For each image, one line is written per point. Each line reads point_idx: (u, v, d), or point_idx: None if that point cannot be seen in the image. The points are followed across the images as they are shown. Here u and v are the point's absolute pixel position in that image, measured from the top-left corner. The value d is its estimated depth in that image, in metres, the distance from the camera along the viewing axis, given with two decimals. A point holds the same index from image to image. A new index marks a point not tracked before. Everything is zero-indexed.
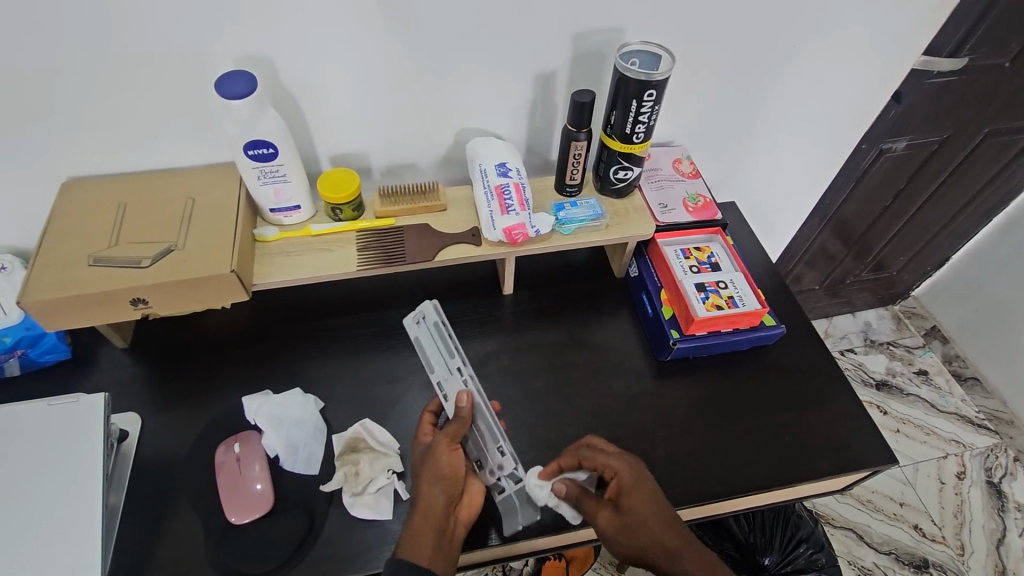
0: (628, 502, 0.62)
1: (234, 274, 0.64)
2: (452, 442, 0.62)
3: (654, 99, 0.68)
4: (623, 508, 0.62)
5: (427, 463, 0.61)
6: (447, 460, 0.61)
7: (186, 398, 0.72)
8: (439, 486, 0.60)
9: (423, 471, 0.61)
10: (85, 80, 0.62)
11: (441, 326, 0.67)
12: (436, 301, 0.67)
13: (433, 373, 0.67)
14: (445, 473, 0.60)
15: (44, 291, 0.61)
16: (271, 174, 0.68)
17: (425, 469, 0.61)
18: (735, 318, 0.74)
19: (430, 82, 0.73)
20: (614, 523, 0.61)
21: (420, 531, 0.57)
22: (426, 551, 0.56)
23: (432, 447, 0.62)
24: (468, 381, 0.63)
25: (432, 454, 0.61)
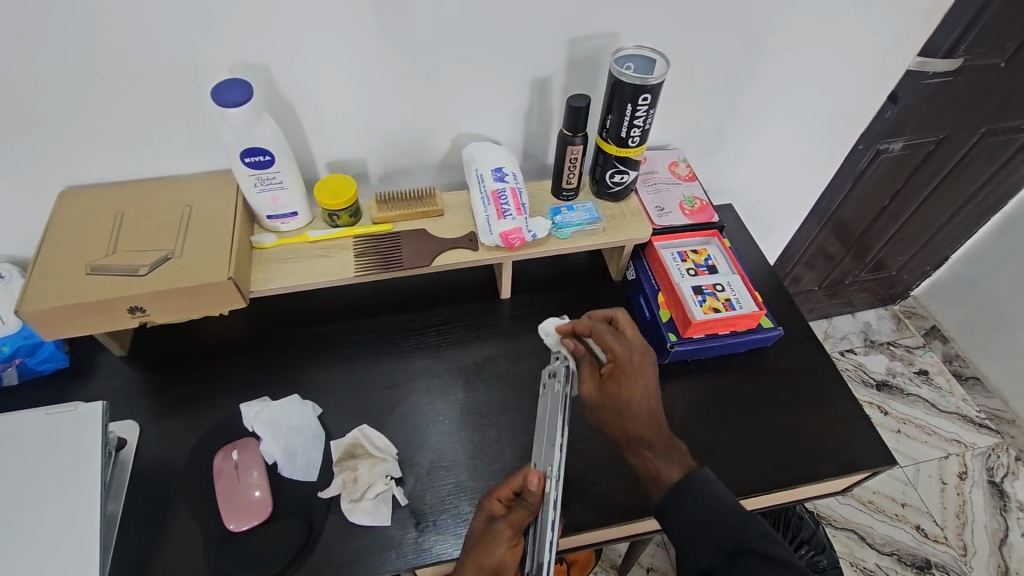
0: (618, 378, 0.65)
1: (232, 281, 0.64)
2: (513, 535, 0.57)
3: (649, 103, 0.68)
4: (613, 382, 0.65)
5: (482, 544, 0.57)
6: (499, 552, 0.56)
7: (185, 406, 0.72)
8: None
9: (475, 552, 0.57)
10: (79, 90, 0.63)
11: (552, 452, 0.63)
12: (364, 426, 0.69)
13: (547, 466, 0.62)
14: (494, 566, 0.56)
15: (41, 299, 0.60)
16: (269, 181, 0.69)
17: (477, 551, 0.57)
18: (732, 320, 0.74)
19: (426, 86, 0.73)
20: (600, 397, 0.66)
21: None
22: None
23: (491, 529, 0.57)
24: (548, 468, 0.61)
25: (490, 540, 0.57)
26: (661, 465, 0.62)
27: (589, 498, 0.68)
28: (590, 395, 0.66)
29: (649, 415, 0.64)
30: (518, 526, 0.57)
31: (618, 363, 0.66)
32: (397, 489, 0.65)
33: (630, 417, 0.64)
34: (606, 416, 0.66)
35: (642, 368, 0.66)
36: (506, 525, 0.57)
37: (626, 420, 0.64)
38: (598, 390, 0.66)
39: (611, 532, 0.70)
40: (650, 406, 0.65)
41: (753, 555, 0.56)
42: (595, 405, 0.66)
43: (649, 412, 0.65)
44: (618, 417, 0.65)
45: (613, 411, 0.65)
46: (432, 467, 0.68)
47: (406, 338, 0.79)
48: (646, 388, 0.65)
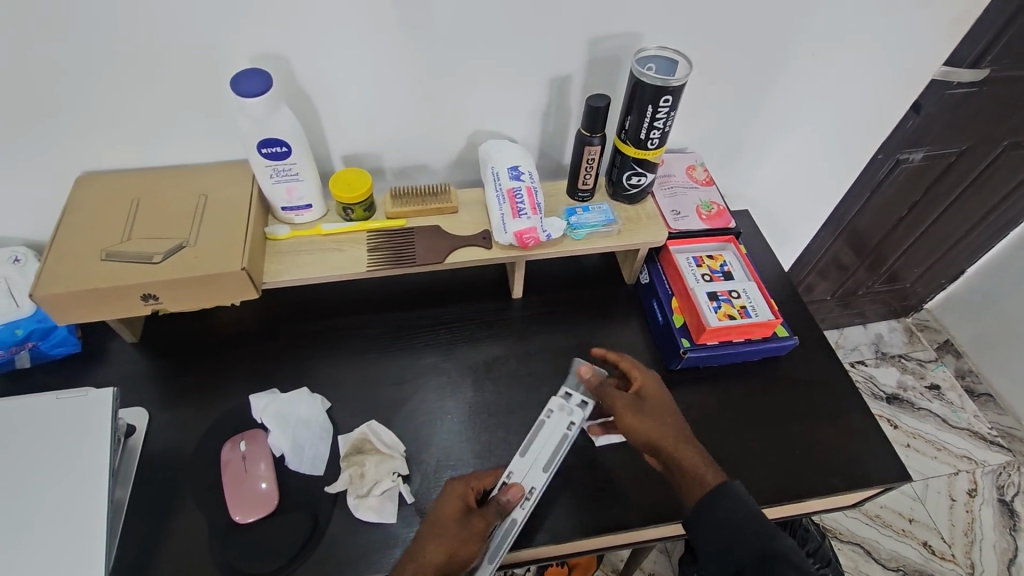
0: (653, 397, 0.67)
1: (244, 272, 0.63)
2: (482, 531, 0.59)
3: (670, 105, 0.67)
4: (644, 398, 0.66)
5: (457, 530, 0.58)
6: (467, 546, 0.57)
7: (194, 395, 0.72)
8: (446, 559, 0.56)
9: (445, 532, 0.58)
10: (99, 76, 0.63)
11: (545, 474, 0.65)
12: (372, 422, 0.69)
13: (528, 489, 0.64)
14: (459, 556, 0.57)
15: (55, 284, 0.60)
16: (284, 172, 0.68)
17: (448, 532, 0.58)
18: (746, 328, 0.73)
19: (444, 82, 0.73)
20: (638, 415, 0.64)
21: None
22: None
23: (467, 519, 0.59)
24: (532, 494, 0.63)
25: (464, 528, 0.58)
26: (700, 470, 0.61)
27: (596, 503, 0.67)
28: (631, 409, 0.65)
29: (681, 427, 0.65)
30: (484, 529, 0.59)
31: (645, 383, 0.68)
32: (405, 487, 0.65)
33: (671, 433, 0.63)
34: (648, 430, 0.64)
35: (667, 391, 0.68)
36: (479, 520, 0.59)
37: (667, 436, 0.63)
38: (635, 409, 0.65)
39: (616, 538, 0.69)
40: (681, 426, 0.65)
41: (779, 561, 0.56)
42: (632, 419, 0.64)
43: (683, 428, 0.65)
44: (651, 421, 0.64)
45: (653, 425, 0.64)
46: (439, 466, 0.67)
47: (416, 335, 0.78)
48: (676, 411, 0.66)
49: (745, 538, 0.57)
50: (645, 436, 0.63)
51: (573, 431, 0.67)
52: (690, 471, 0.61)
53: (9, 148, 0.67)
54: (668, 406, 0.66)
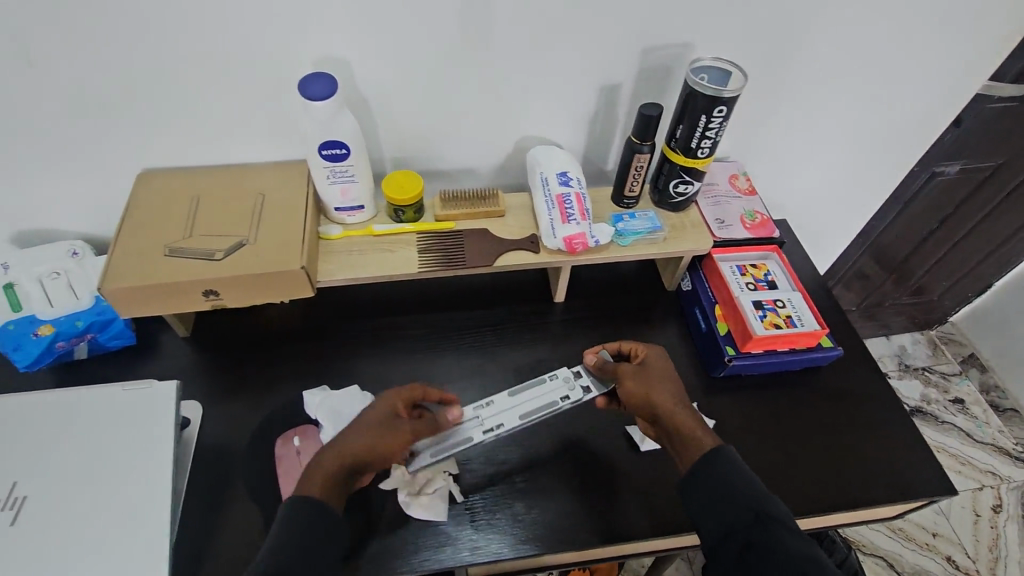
0: (656, 369, 0.68)
1: (303, 270, 0.65)
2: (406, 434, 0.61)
3: (723, 115, 0.68)
4: (647, 364, 0.68)
5: (382, 425, 0.60)
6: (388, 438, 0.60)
7: (246, 390, 0.73)
8: (367, 448, 0.58)
9: (374, 427, 0.60)
10: (167, 76, 0.65)
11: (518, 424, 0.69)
12: None
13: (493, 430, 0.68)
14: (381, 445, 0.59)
15: (122, 278, 0.62)
16: (341, 174, 0.70)
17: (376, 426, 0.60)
18: (792, 337, 0.73)
19: (496, 88, 0.74)
20: (642, 380, 0.66)
21: (325, 472, 0.56)
22: (318, 486, 0.55)
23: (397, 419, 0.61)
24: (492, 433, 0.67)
25: (389, 424, 0.60)
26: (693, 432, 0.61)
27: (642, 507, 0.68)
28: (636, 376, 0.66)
29: (680, 396, 0.65)
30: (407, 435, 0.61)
31: (650, 354, 0.69)
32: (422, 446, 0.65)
33: (671, 398, 0.64)
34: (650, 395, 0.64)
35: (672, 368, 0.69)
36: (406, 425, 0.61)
37: (666, 400, 0.64)
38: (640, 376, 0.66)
39: (661, 542, 0.70)
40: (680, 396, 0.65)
41: (778, 523, 0.53)
42: (636, 386, 0.66)
43: (682, 397, 0.65)
44: (652, 383, 0.65)
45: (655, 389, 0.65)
46: (487, 466, 0.68)
47: (460, 337, 0.79)
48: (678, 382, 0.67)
49: (740, 499, 0.55)
50: (644, 398, 0.65)
51: (567, 402, 0.71)
52: (691, 437, 0.61)
53: (76, 143, 0.69)
54: (669, 378, 0.67)
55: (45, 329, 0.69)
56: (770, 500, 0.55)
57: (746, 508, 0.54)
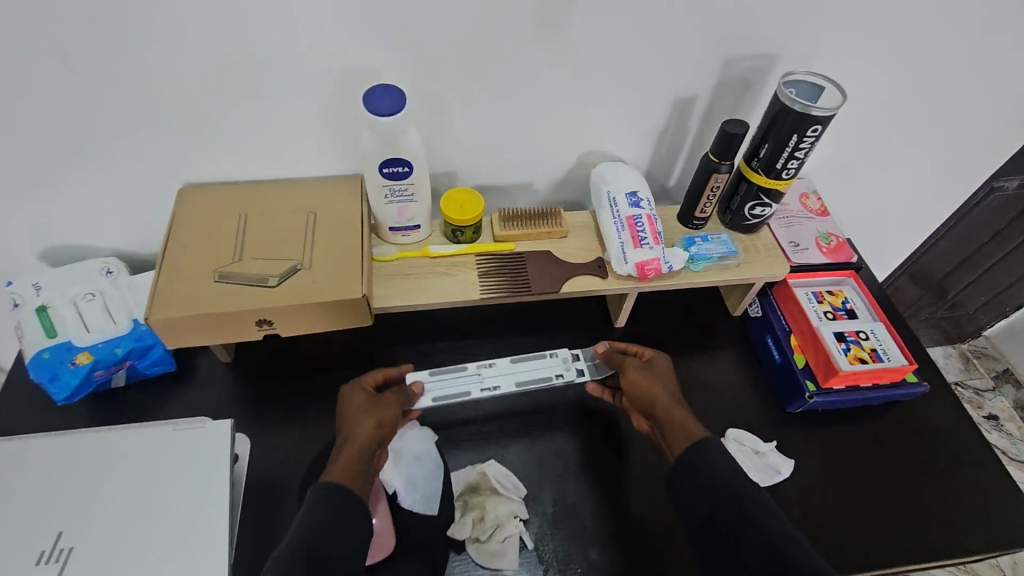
0: (652, 365, 0.66)
1: (364, 298, 0.60)
2: (397, 405, 0.60)
3: (817, 134, 0.63)
4: (649, 362, 0.67)
5: (373, 401, 0.59)
6: (385, 410, 0.58)
7: (294, 422, 0.69)
8: (372, 422, 0.56)
9: (362, 407, 0.57)
10: (218, 85, 0.60)
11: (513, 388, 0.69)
12: (492, 461, 0.66)
13: (488, 390, 0.69)
14: (383, 416, 0.57)
15: (169, 306, 0.57)
16: (399, 192, 0.65)
17: (364, 405, 0.57)
18: (878, 373, 0.68)
19: (563, 100, 0.69)
20: (638, 369, 0.64)
21: (346, 457, 0.53)
22: (344, 469, 0.52)
23: (377, 394, 0.60)
24: (487, 391, 0.69)
25: (378, 399, 0.59)
26: (679, 424, 0.59)
27: None
28: (635, 368, 0.64)
29: (672, 390, 0.64)
30: (397, 408, 0.59)
31: (657, 358, 0.67)
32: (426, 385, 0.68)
33: (662, 390, 0.62)
34: (642, 385, 0.63)
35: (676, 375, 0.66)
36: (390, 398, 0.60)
37: (658, 391, 0.62)
38: (637, 367, 0.65)
39: None
40: (672, 389, 0.64)
41: (757, 507, 0.50)
42: (632, 376, 0.64)
43: (676, 393, 0.63)
44: (648, 377, 0.63)
45: (652, 383, 0.63)
46: (557, 507, 0.65)
47: None
48: (670, 375, 0.65)
49: (719, 486, 0.52)
50: (648, 394, 0.62)
51: (561, 381, 0.71)
52: (679, 426, 0.59)
53: (118, 154, 0.65)
54: (661, 370, 0.65)
55: (82, 358, 0.64)
56: (751, 486, 0.52)
57: (726, 496, 0.52)
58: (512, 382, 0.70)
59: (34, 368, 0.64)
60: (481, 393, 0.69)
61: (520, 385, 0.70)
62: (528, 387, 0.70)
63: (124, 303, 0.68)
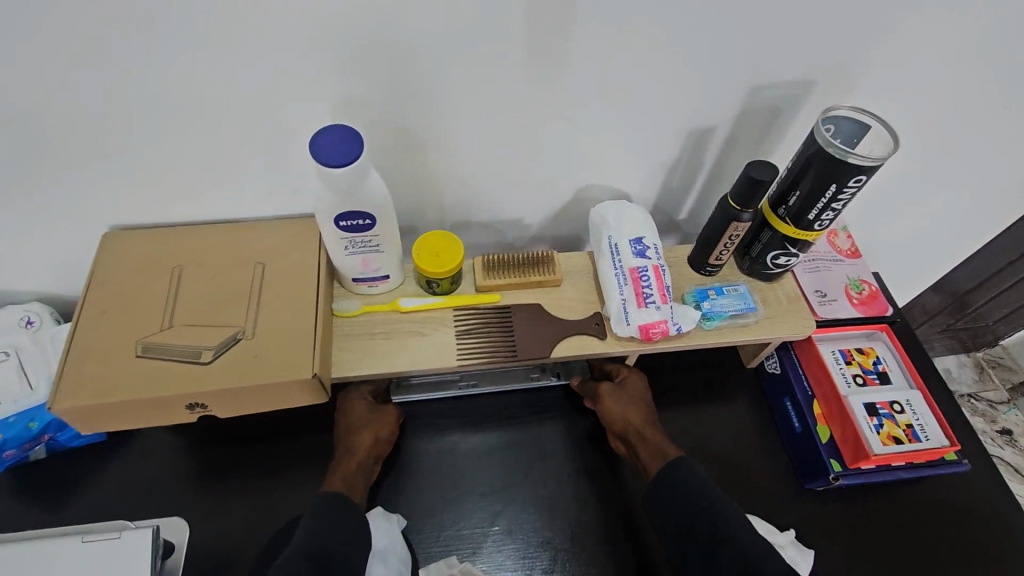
0: (625, 386, 0.65)
1: (315, 379, 0.51)
2: (394, 419, 0.64)
3: (860, 185, 0.52)
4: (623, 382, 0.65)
5: (372, 414, 0.62)
6: (383, 422, 0.63)
7: (246, 499, 0.61)
8: (371, 433, 0.61)
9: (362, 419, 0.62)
10: (138, 119, 0.49)
11: (494, 386, 0.68)
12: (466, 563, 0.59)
13: (470, 387, 0.68)
14: (381, 430, 0.62)
15: (83, 390, 0.48)
16: (362, 244, 0.55)
17: (363, 418, 0.62)
18: (914, 455, 0.60)
19: (558, 131, 0.58)
20: (614, 393, 0.64)
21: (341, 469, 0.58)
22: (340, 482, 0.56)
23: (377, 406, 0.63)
24: (469, 388, 0.67)
25: (377, 411, 0.63)
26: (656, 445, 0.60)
27: None
28: (609, 393, 0.64)
29: (649, 409, 0.64)
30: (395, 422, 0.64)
31: (629, 376, 0.66)
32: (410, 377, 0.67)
33: (639, 414, 0.63)
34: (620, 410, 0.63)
35: (649, 394, 0.66)
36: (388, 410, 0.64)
37: (636, 416, 0.62)
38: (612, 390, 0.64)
39: None
40: (649, 407, 0.64)
41: (728, 520, 0.51)
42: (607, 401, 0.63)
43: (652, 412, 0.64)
44: (624, 401, 0.63)
45: (629, 408, 0.63)
46: None
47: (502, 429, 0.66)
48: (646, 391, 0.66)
49: (692, 500, 0.54)
50: (622, 419, 0.62)
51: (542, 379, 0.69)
52: (655, 449, 0.60)
53: (28, 194, 0.54)
54: (635, 388, 0.65)
55: None
56: (724, 501, 0.53)
57: (700, 515, 0.52)
58: (494, 380, 0.68)
59: None
60: (463, 390, 0.67)
61: (502, 382, 0.68)
62: (510, 385, 0.68)
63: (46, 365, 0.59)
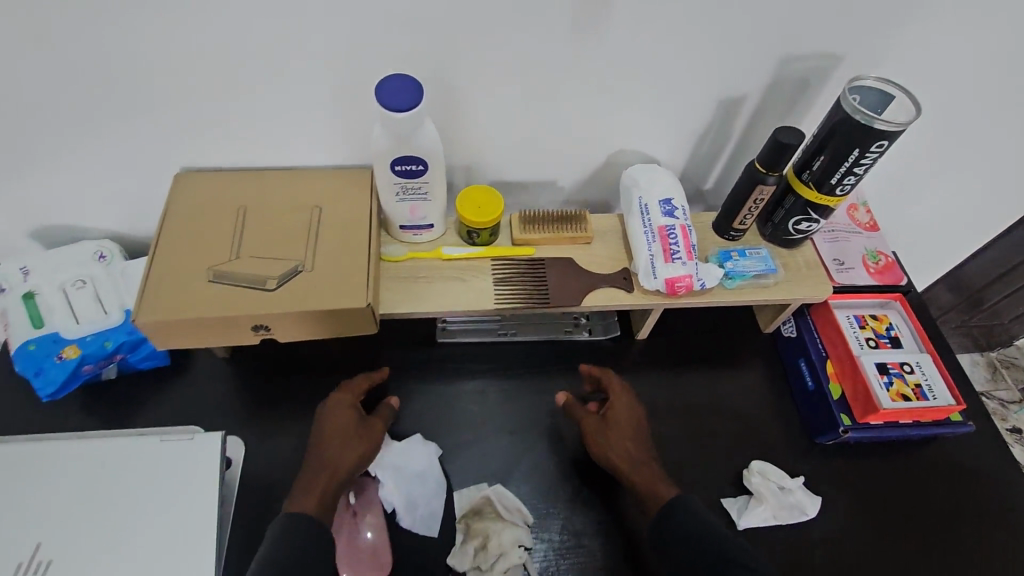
0: (613, 418, 0.63)
1: (369, 308, 0.55)
2: (378, 431, 0.61)
3: (882, 150, 0.56)
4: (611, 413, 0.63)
5: (355, 425, 0.60)
6: (367, 433, 0.60)
7: (293, 426, 0.66)
8: (353, 447, 0.58)
9: (341, 429, 0.59)
10: (218, 66, 0.54)
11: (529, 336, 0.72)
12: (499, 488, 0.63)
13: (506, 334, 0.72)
14: (364, 443, 0.59)
15: (161, 308, 0.53)
16: (413, 191, 0.59)
17: (344, 427, 0.59)
18: (922, 412, 0.63)
19: (596, 97, 0.62)
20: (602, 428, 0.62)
21: (312, 486, 0.55)
22: (312, 501, 0.54)
23: (359, 416, 0.61)
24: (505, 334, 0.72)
25: (360, 422, 0.60)
26: (647, 487, 0.58)
27: None
28: (596, 429, 0.62)
29: (641, 441, 0.62)
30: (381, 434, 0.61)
31: (621, 406, 0.64)
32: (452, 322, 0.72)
33: (629, 452, 0.61)
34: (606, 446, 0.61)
35: (641, 411, 0.65)
36: (375, 420, 0.61)
37: (624, 456, 0.61)
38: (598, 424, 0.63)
39: None
40: (641, 437, 0.62)
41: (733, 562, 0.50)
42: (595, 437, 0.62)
43: (644, 443, 0.62)
44: (612, 438, 0.62)
45: (617, 446, 0.61)
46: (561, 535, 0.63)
47: (531, 376, 0.71)
48: (638, 418, 0.64)
49: (698, 543, 0.52)
50: (608, 458, 0.61)
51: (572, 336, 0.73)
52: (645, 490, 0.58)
53: (109, 134, 0.59)
54: (624, 418, 0.63)
55: (70, 351, 0.61)
56: (729, 542, 0.52)
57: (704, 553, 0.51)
58: (529, 332, 0.72)
59: (19, 360, 0.60)
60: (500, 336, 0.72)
61: (535, 335, 0.72)
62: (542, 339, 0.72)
63: (117, 294, 0.64)
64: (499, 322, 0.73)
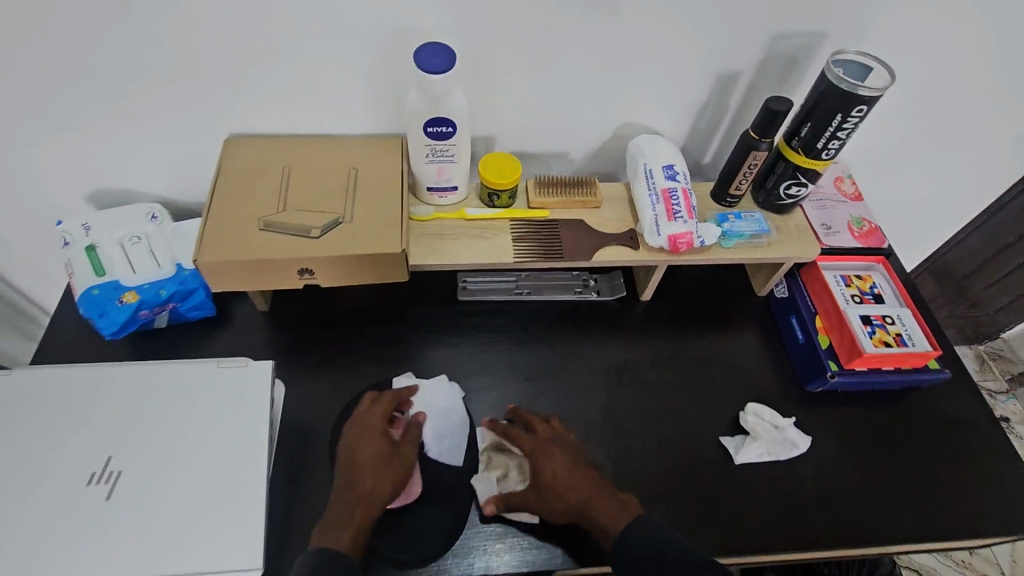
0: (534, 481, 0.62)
1: (403, 254, 0.62)
2: (409, 455, 0.61)
3: (861, 115, 0.63)
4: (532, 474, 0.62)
5: (378, 455, 0.60)
6: (392, 460, 0.60)
7: (326, 371, 0.71)
8: (382, 474, 0.59)
9: (363, 459, 0.59)
10: (271, 37, 0.61)
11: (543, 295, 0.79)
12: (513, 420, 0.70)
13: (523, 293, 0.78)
14: (393, 471, 0.59)
15: (217, 251, 0.59)
16: (441, 153, 0.66)
17: (365, 457, 0.59)
18: (902, 357, 0.70)
19: (605, 72, 0.69)
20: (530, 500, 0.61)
21: (337, 520, 0.55)
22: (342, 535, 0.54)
23: (389, 443, 0.61)
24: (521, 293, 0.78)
25: (385, 452, 0.60)
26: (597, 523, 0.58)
27: (731, 512, 0.66)
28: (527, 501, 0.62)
29: (571, 484, 0.60)
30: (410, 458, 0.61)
31: (540, 458, 0.62)
32: (472, 281, 0.79)
33: (563, 504, 0.60)
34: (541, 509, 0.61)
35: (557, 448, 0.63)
36: (403, 443, 0.62)
37: (560, 510, 0.60)
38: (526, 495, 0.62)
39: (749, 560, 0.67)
40: (571, 477, 0.61)
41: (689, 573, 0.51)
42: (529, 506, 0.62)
43: (577, 479, 0.60)
44: (542, 499, 0.61)
45: (549, 507, 0.60)
46: None
47: (544, 330, 0.77)
48: (560, 462, 0.62)
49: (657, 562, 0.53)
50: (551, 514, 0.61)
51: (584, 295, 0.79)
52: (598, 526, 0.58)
53: (167, 102, 0.66)
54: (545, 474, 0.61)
55: (129, 296, 0.67)
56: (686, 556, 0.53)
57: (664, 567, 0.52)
58: (543, 291, 0.79)
59: (83, 303, 0.66)
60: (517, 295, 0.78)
61: (549, 294, 0.79)
62: (555, 297, 0.79)
63: (169, 248, 0.70)
64: (514, 281, 0.79)
